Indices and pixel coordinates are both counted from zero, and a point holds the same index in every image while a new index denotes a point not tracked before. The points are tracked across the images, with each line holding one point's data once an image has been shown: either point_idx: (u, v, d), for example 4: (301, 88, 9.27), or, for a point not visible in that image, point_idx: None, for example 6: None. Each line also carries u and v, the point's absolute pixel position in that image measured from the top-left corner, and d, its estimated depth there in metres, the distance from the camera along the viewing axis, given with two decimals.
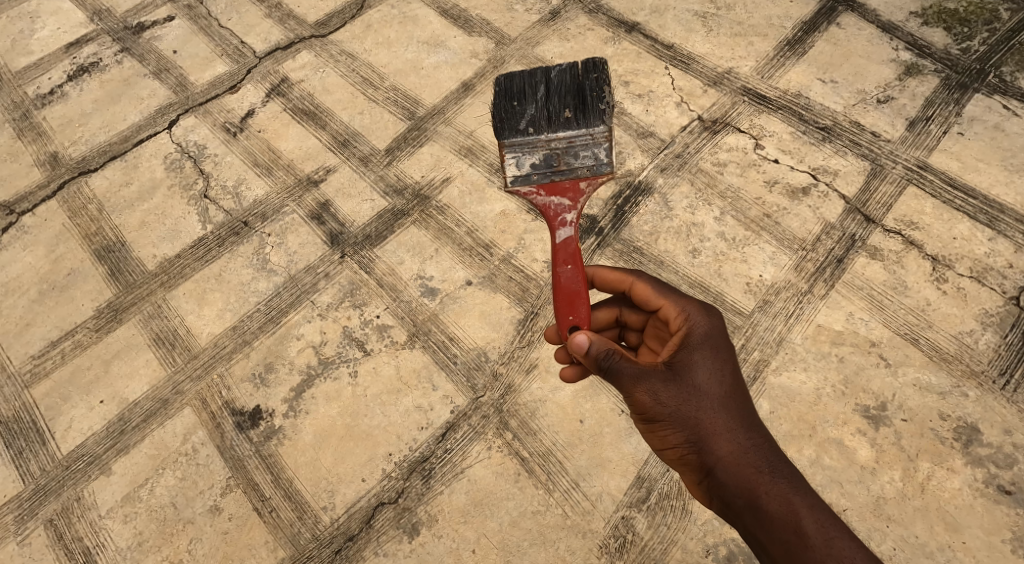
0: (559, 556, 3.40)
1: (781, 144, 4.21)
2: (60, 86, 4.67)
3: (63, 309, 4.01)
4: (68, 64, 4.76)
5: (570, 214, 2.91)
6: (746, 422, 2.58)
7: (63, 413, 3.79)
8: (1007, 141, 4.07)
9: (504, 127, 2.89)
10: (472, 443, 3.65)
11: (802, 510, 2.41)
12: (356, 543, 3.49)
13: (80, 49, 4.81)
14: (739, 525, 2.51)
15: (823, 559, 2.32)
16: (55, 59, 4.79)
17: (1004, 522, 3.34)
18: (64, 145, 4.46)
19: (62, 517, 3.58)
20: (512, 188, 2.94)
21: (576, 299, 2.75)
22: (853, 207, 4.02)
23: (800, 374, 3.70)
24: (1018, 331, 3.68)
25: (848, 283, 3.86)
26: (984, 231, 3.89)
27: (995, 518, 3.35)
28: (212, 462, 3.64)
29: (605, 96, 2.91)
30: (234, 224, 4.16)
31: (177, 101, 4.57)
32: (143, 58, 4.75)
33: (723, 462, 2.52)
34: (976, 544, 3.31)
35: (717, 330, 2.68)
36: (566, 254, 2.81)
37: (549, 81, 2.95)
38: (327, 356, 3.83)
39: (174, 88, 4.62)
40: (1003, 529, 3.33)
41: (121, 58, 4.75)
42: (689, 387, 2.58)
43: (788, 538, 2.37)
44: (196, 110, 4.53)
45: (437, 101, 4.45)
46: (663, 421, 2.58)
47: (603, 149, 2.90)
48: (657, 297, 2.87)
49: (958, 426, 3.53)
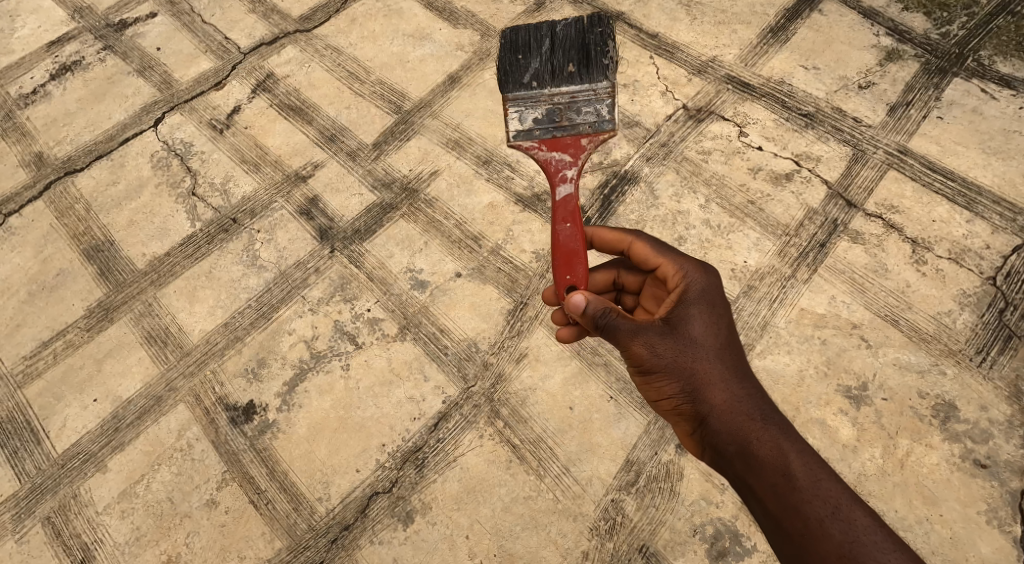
0: (550, 539, 3.50)
1: (764, 131, 4.25)
2: (43, 85, 4.60)
3: (54, 309, 4.00)
4: (50, 63, 4.68)
5: (571, 170, 2.89)
6: (739, 374, 2.65)
7: (57, 412, 3.80)
8: (985, 123, 4.14)
9: (508, 81, 2.90)
10: (464, 432, 3.72)
11: (790, 454, 2.48)
12: (352, 532, 3.56)
13: (62, 48, 4.73)
14: (730, 473, 2.58)
15: (810, 499, 2.39)
16: (37, 57, 4.71)
17: (980, 495, 3.46)
18: (48, 144, 4.41)
19: (59, 515, 3.61)
20: (514, 143, 2.93)
21: (574, 258, 2.76)
22: (835, 192, 4.08)
23: (784, 358, 3.79)
24: (995, 311, 3.78)
25: (831, 267, 3.93)
26: (962, 213, 3.97)
27: (971, 491, 3.47)
28: (207, 457, 3.69)
29: (609, 52, 2.92)
30: (223, 221, 4.15)
31: (162, 98, 4.53)
32: (127, 55, 4.68)
33: (716, 410, 2.59)
34: (953, 516, 3.44)
35: (713, 286, 2.74)
36: (566, 212, 2.80)
37: (554, 35, 2.97)
38: (318, 350, 3.86)
39: (159, 86, 4.57)
40: (978, 501, 3.45)
41: (104, 56, 4.68)
42: (685, 339, 2.64)
43: (776, 481, 2.44)
44: (182, 108, 4.49)
45: (424, 94, 4.44)
46: (657, 373, 2.65)
47: (605, 106, 2.88)
48: (655, 257, 2.90)
49: (936, 404, 3.64)
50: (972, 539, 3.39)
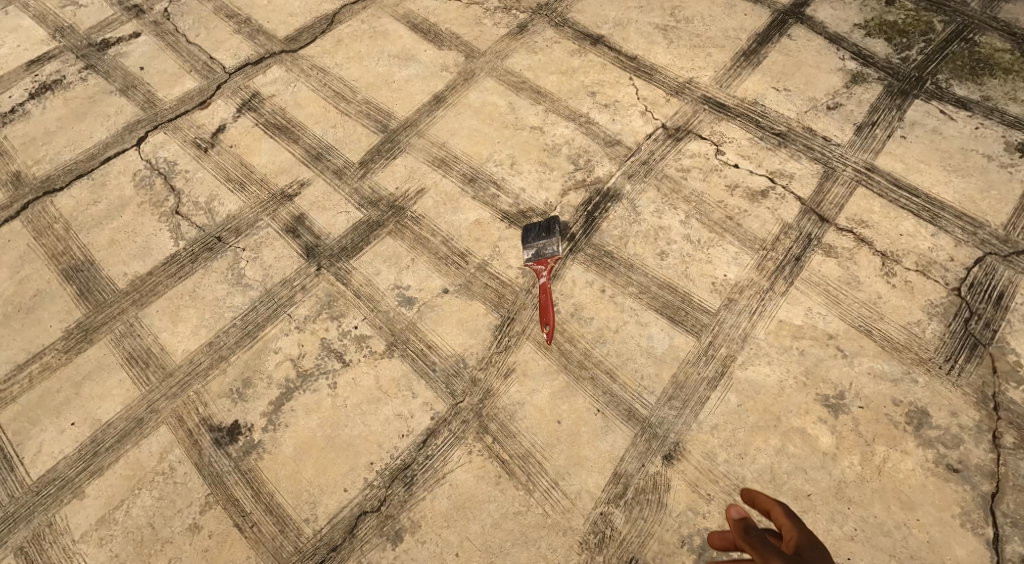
0: (540, 554, 3.51)
1: (740, 149, 4.39)
2: (22, 104, 4.53)
3: (31, 331, 3.89)
4: (29, 81, 4.62)
5: None
6: None
7: (32, 437, 3.68)
8: (945, 143, 4.35)
9: None
10: (453, 448, 3.71)
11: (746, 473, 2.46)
12: (339, 553, 3.51)
13: (42, 67, 4.68)
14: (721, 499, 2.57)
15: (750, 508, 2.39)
16: (16, 77, 4.64)
17: (954, 498, 3.58)
18: (27, 164, 4.33)
19: (34, 544, 3.49)
20: None
21: None
22: (808, 208, 4.23)
23: (765, 368, 3.89)
24: (961, 320, 3.94)
25: (806, 279, 4.07)
26: (927, 227, 4.16)
27: (945, 495, 3.59)
28: (189, 480, 3.61)
29: None
30: (207, 240, 4.11)
31: (147, 117, 4.49)
32: (109, 74, 4.64)
33: None
34: (929, 520, 3.54)
35: None
36: None
37: None
38: (305, 369, 3.82)
39: (143, 105, 4.53)
40: (952, 505, 3.57)
41: (86, 75, 4.63)
42: None
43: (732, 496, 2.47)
44: (166, 127, 4.46)
45: (409, 114, 4.49)
46: None
47: None
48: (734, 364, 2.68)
49: (910, 410, 3.76)
50: (948, 541, 3.50)
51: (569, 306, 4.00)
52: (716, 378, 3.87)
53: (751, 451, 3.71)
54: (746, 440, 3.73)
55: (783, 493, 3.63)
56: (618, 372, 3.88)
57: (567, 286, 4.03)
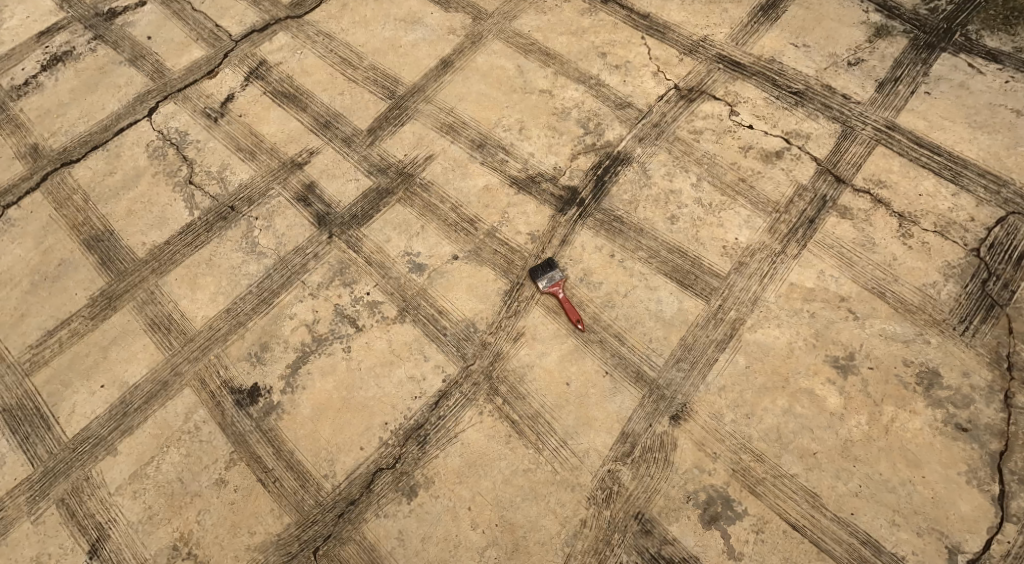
0: (550, 508, 3.67)
1: (755, 109, 4.29)
2: (35, 76, 4.57)
3: (57, 299, 4.04)
4: (41, 53, 4.64)
5: None
6: None
7: (65, 398, 3.88)
8: (971, 98, 4.20)
9: None
10: (464, 409, 3.83)
11: None
12: (358, 506, 3.70)
13: (52, 38, 4.68)
14: None
15: None
16: (27, 48, 4.66)
17: (961, 456, 3.63)
18: (43, 136, 4.40)
19: (73, 496, 3.73)
20: None
21: None
22: (824, 168, 4.16)
23: (773, 331, 3.90)
24: (979, 281, 3.89)
25: (819, 242, 4.03)
26: (949, 187, 4.06)
27: (952, 453, 3.64)
28: (215, 439, 3.79)
29: None
30: (221, 209, 4.19)
31: (155, 87, 4.50)
32: (118, 45, 4.64)
33: None
34: (935, 477, 3.61)
35: None
36: None
37: None
38: (320, 333, 3.94)
39: (152, 75, 4.54)
40: (959, 463, 3.62)
41: (95, 46, 4.64)
42: None
43: None
44: (175, 97, 4.47)
45: (417, 79, 4.44)
46: None
47: None
48: None
49: (920, 371, 3.77)
50: (953, 497, 3.57)
51: (578, 271, 4.03)
52: (724, 341, 3.90)
53: (758, 412, 3.78)
54: (753, 401, 3.79)
55: (788, 451, 3.71)
56: (626, 335, 3.93)
57: (576, 252, 4.05)
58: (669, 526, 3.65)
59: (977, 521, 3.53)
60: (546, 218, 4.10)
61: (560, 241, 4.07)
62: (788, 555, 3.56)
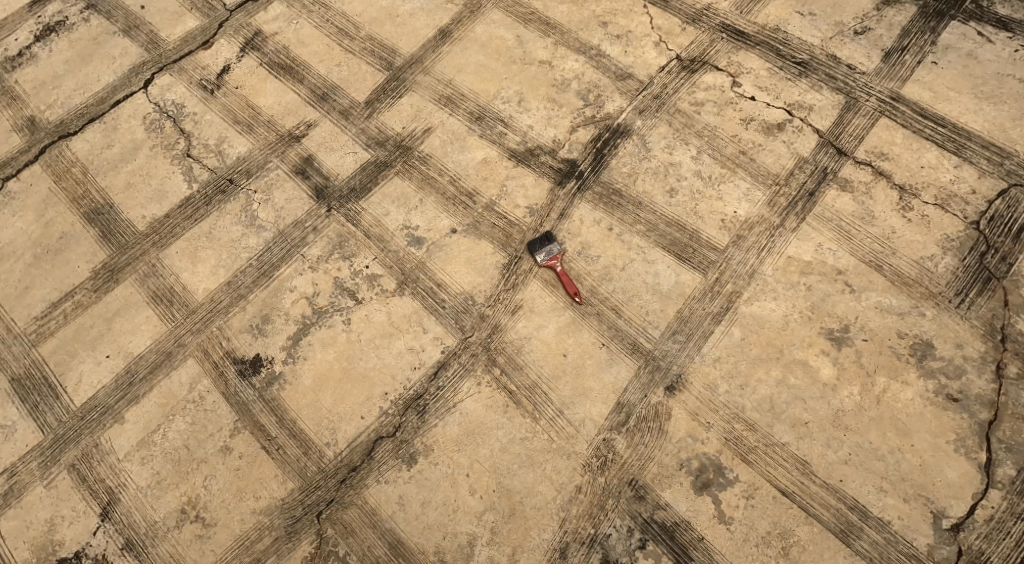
0: (546, 475, 3.76)
1: (758, 81, 4.25)
2: (28, 47, 4.52)
3: (60, 271, 4.09)
4: (33, 23, 4.58)
5: None
6: None
7: (72, 368, 3.96)
8: (979, 68, 4.14)
9: None
10: (463, 380, 3.90)
11: None
12: (359, 472, 3.80)
13: (44, 7, 4.61)
14: None
15: None
16: (18, 18, 4.59)
17: (950, 425, 3.69)
18: (39, 108, 4.37)
19: (83, 462, 3.84)
20: None
21: None
22: (826, 141, 4.14)
23: (770, 304, 3.93)
24: (977, 254, 3.90)
25: (818, 216, 4.02)
26: (951, 159, 4.04)
27: (942, 423, 3.70)
28: (219, 408, 3.88)
29: None
30: (220, 182, 4.20)
31: (150, 58, 4.46)
32: (111, 15, 4.58)
33: None
34: (923, 445, 3.67)
35: None
36: None
37: None
38: (320, 306, 3.99)
39: (146, 46, 4.49)
40: (948, 432, 3.68)
41: (88, 16, 4.58)
42: None
43: None
44: (170, 68, 4.44)
45: (415, 50, 4.41)
46: None
47: None
48: None
49: (914, 343, 3.81)
50: (940, 465, 3.64)
51: (576, 244, 4.05)
52: (720, 313, 3.94)
53: (752, 382, 3.83)
54: (747, 372, 3.85)
55: (781, 421, 3.78)
56: (623, 308, 3.97)
57: (575, 225, 4.07)
58: (661, 492, 3.74)
59: (962, 487, 3.61)
60: (545, 191, 4.12)
61: (559, 214, 4.09)
62: (777, 519, 3.65)
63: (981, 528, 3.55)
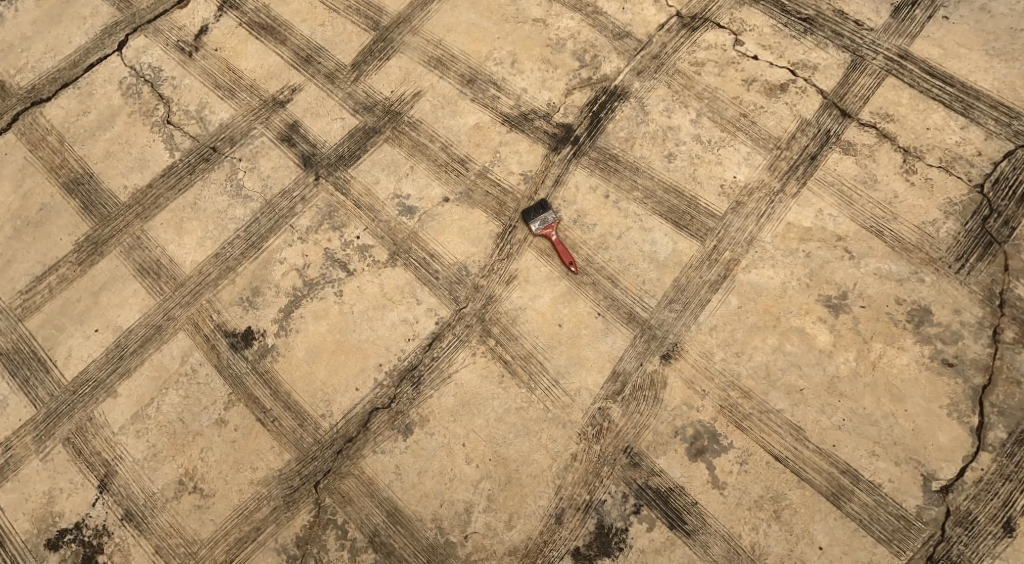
0: (542, 444, 3.74)
1: (761, 39, 4.09)
2: None
3: (43, 244, 4.00)
4: None
5: None
6: None
7: (61, 342, 3.90)
8: (992, 23, 3.97)
9: None
10: (457, 350, 3.86)
11: None
12: (355, 443, 3.79)
13: None
14: None
15: None
16: None
17: (945, 390, 3.67)
18: (9, 73, 4.22)
19: (78, 436, 3.82)
20: None
21: None
22: (830, 102, 4.00)
23: (768, 271, 3.86)
24: (979, 219, 3.81)
25: (820, 180, 3.92)
26: (958, 119, 3.91)
27: (936, 388, 3.67)
28: (212, 380, 3.84)
29: None
30: (203, 150, 4.08)
31: (123, 18, 4.28)
32: None
33: None
34: (918, 411, 3.65)
35: None
36: None
37: None
38: (311, 277, 3.93)
39: (118, 5, 4.31)
40: (942, 397, 3.66)
41: None
42: None
43: None
44: (145, 29, 4.27)
45: (403, 8, 4.24)
46: None
47: None
48: None
49: (912, 310, 3.75)
50: (933, 430, 3.63)
51: (572, 213, 3.96)
52: (718, 281, 3.87)
53: (748, 350, 3.79)
54: (743, 340, 3.80)
55: (776, 389, 3.74)
56: (619, 277, 3.89)
57: (570, 192, 3.98)
58: (656, 459, 3.73)
59: (954, 450, 3.60)
60: (539, 157, 4.01)
61: (554, 181, 3.99)
62: (770, 483, 3.65)
63: (970, 489, 3.56)
